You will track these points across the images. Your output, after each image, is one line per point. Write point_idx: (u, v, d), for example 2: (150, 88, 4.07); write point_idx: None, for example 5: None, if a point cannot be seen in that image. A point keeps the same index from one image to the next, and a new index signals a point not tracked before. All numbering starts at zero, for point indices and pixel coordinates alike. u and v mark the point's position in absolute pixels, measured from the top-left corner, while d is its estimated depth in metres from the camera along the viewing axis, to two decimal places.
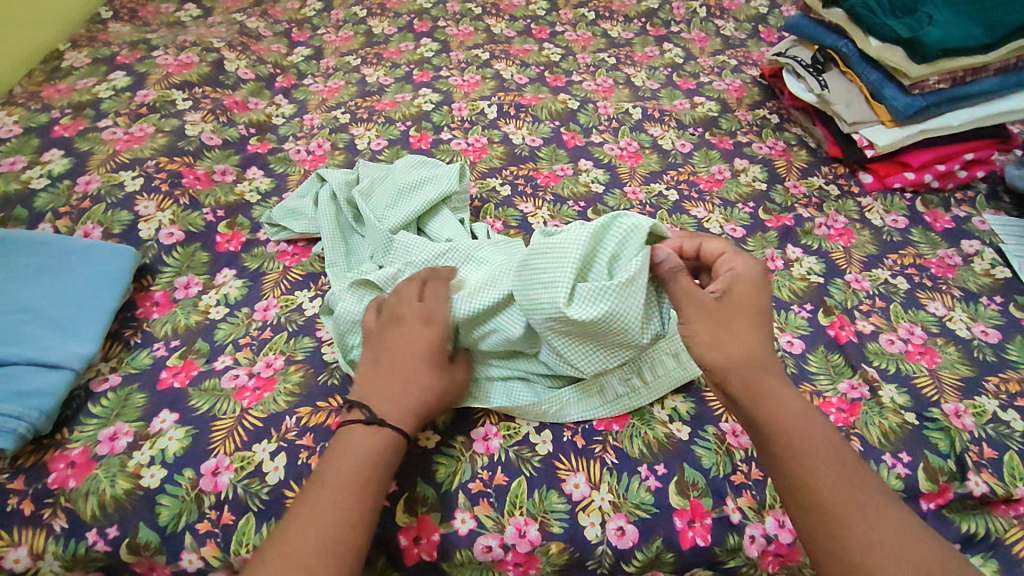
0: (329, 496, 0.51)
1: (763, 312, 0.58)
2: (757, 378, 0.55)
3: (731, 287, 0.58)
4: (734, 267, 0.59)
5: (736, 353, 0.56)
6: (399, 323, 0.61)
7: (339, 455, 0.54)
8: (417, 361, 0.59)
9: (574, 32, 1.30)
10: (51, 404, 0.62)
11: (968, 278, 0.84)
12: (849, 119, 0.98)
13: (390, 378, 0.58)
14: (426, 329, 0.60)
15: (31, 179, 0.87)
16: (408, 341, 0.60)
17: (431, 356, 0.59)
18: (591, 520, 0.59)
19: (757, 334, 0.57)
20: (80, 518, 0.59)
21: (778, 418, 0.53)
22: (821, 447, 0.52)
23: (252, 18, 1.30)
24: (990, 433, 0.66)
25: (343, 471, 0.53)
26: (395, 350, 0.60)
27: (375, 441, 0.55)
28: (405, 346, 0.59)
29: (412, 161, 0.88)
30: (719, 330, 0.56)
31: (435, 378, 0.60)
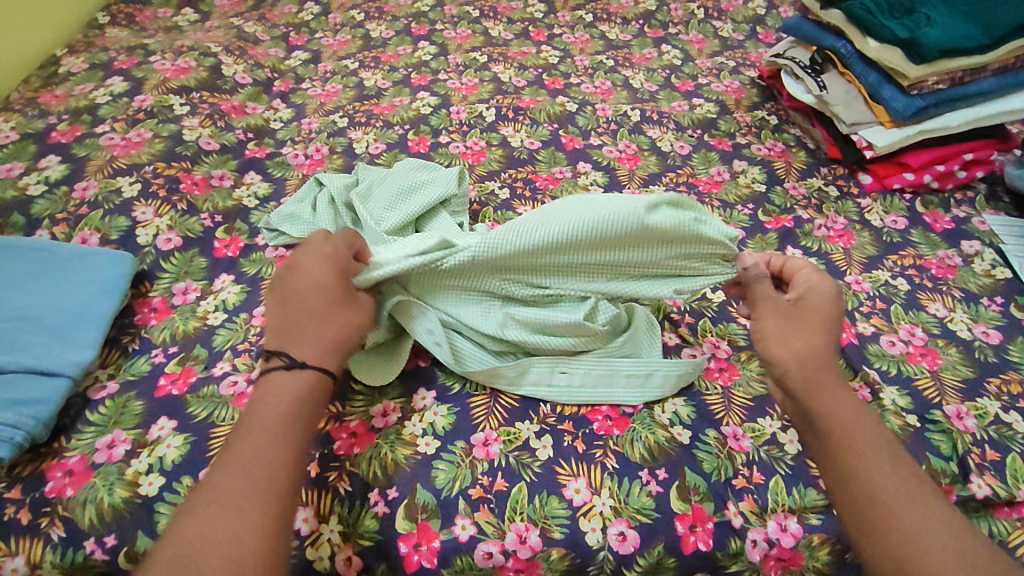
0: (256, 440, 0.51)
1: (835, 323, 0.60)
2: (819, 375, 0.56)
3: (803, 295, 0.60)
4: (810, 275, 0.62)
5: (802, 350, 0.58)
6: (300, 266, 0.61)
7: (264, 402, 0.54)
8: (327, 299, 0.59)
9: (571, 34, 1.30)
10: (48, 412, 0.62)
11: (969, 279, 0.84)
12: (848, 119, 0.98)
13: (307, 316, 0.58)
14: (326, 267, 0.61)
15: (28, 186, 0.87)
16: (315, 282, 0.60)
17: (333, 293, 0.60)
18: (592, 525, 0.58)
19: (826, 338, 0.58)
20: (78, 527, 0.58)
21: (837, 414, 0.54)
22: (874, 440, 0.52)
23: (249, 23, 1.30)
24: (992, 435, 0.66)
25: (270, 417, 0.53)
26: (303, 291, 0.59)
27: (299, 385, 0.55)
28: (306, 287, 0.59)
29: (410, 165, 0.88)
30: (787, 330, 0.59)
31: (348, 313, 0.60)
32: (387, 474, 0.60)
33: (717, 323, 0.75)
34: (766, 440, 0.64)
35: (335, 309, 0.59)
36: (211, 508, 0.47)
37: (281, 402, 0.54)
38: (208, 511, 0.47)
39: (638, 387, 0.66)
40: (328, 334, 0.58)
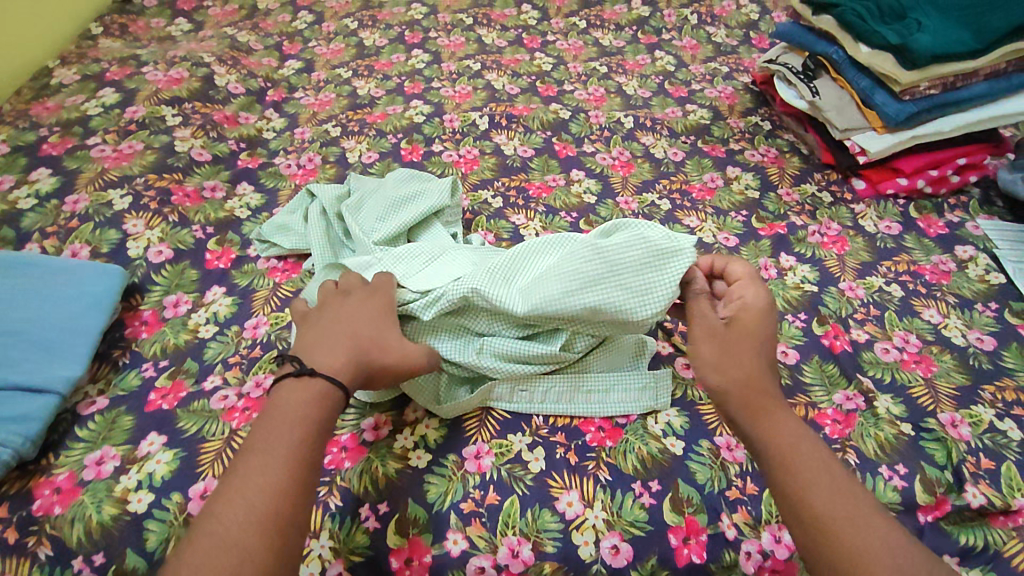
0: (260, 459, 0.49)
1: (768, 338, 0.58)
2: (756, 399, 0.55)
3: (740, 312, 0.58)
4: (747, 289, 0.60)
5: (739, 375, 0.56)
6: (349, 291, 0.63)
7: (270, 417, 0.52)
8: (370, 322, 0.60)
9: (565, 41, 1.30)
10: (36, 429, 0.61)
11: (963, 285, 0.84)
12: (840, 125, 0.98)
13: (346, 332, 0.59)
14: (375, 292, 0.62)
15: (18, 200, 0.87)
16: (363, 305, 0.62)
17: (364, 313, 0.60)
18: (584, 538, 0.58)
19: (759, 357, 0.57)
20: (66, 545, 0.58)
21: (776, 438, 0.53)
22: (814, 467, 0.51)
23: (242, 32, 1.30)
24: (987, 443, 0.66)
25: (275, 433, 0.51)
26: (347, 311, 0.61)
27: (305, 397, 0.53)
28: (342, 304, 0.61)
29: (402, 175, 0.88)
30: (722, 352, 0.57)
31: (387, 335, 0.60)
32: (378, 489, 0.60)
33: None
34: None
35: (375, 329, 0.60)
36: (211, 535, 0.45)
37: (285, 419, 0.52)
38: (213, 538, 0.45)
39: (631, 400, 0.66)
40: (360, 351, 0.58)
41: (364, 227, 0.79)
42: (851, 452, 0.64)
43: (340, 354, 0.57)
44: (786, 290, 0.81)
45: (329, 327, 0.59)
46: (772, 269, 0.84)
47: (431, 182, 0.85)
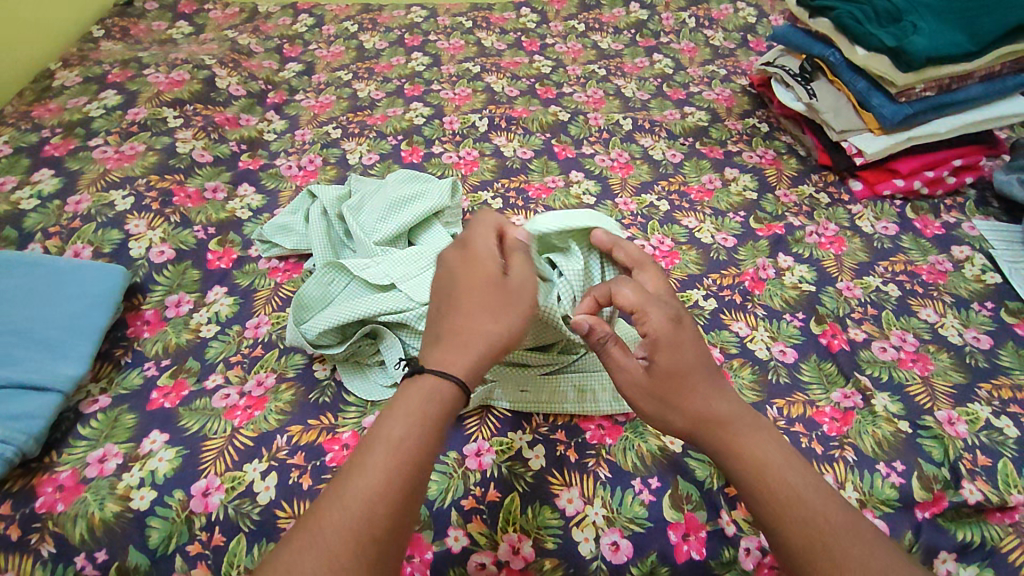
0: (374, 465, 0.47)
1: (693, 371, 0.55)
2: (717, 438, 0.54)
3: (655, 349, 0.55)
4: (644, 313, 0.55)
5: (686, 423, 0.54)
6: (454, 251, 0.60)
7: (393, 412, 0.50)
8: (487, 280, 0.56)
9: (564, 44, 1.31)
10: (39, 427, 0.62)
11: (959, 284, 0.84)
12: (838, 127, 0.99)
13: (466, 299, 0.55)
14: (472, 249, 0.59)
15: (21, 200, 0.87)
16: (474, 262, 0.58)
17: (480, 278, 0.56)
18: (585, 535, 0.58)
19: (705, 394, 0.55)
20: (69, 542, 0.58)
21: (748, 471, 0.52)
22: (786, 492, 0.51)
23: (243, 35, 1.30)
24: (983, 440, 0.66)
25: (391, 434, 0.49)
26: (461, 275, 0.57)
27: (422, 394, 0.51)
28: (455, 274, 0.58)
29: (402, 176, 0.88)
30: (661, 405, 0.54)
31: (509, 290, 0.56)
32: None
33: (710, 331, 0.76)
34: None
35: (492, 286, 0.56)
36: (328, 526, 0.44)
37: (403, 415, 0.50)
38: (314, 542, 0.43)
39: None
40: (480, 317, 0.54)
41: (366, 226, 0.80)
42: (848, 449, 0.65)
43: (463, 330, 0.54)
44: (784, 289, 0.82)
45: (447, 297, 0.56)
46: (770, 269, 0.85)
47: (432, 183, 0.85)
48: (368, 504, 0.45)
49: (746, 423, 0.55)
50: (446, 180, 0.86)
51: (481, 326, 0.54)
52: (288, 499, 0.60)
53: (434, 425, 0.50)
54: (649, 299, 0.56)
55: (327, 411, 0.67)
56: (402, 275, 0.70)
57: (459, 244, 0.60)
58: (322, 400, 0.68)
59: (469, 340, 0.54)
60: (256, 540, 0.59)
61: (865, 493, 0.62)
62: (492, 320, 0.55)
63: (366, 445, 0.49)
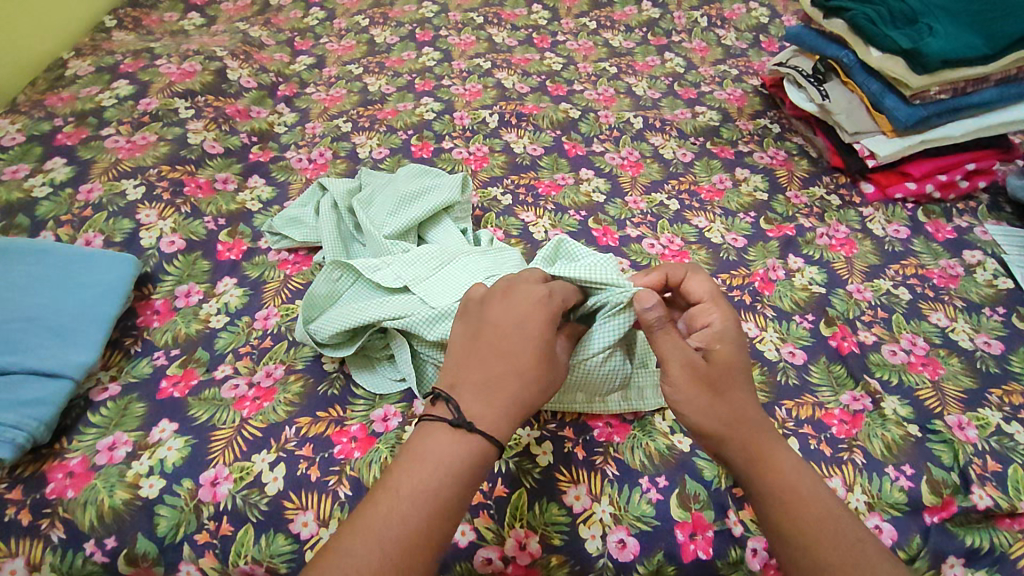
0: (410, 505, 0.47)
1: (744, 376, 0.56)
2: (755, 443, 0.54)
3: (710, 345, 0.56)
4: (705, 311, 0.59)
5: (730, 417, 0.54)
6: (515, 313, 0.56)
7: (438, 471, 0.49)
8: (544, 348, 0.54)
9: (576, 41, 1.30)
10: (50, 413, 0.62)
11: (971, 289, 0.84)
12: (850, 128, 0.99)
13: (515, 342, 0.54)
14: (538, 313, 0.55)
15: (33, 188, 0.87)
16: (534, 324, 0.55)
17: (545, 356, 0.54)
18: (592, 532, 0.58)
19: (747, 397, 0.56)
20: (78, 529, 0.59)
21: (784, 485, 0.52)
22: (810, 499, 0.52)
23: (255, 27, 1.30)
24: (994, 445, 0.66)
25: (433, 480, 0.49)
26: (519, 339, 0.54)
27: (472, 450, 0.50)
28: (519, 339, 0.54)
29: (414, 170, 0.87)
30: (711, 396, 0.54)
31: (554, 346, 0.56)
32: None
33: None
34: None
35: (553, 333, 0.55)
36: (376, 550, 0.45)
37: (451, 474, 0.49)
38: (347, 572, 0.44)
39: (639, 399, 0.66)
40: (534, 371, 0.54)
41: (376, 220, 0.80)
42: (857, 452, 0.65)
43: (510, 384, 0.53)
44: (793, 291, 0.82)
45: (506, 362, 0.54)
46: (780, 270, 0.84)
47: (442, 178, 0.85)
48: (399, 541, 0.46)
49: (775, 436, 0.55)
50: (454, 176, 0.85)
51: (535, 379, 0.54)
52: (296, 490, 0.60)
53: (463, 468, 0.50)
54: (723, 301, 0.59)
55: (336, 404, 0.67)
56: (413, 278, 0.69)
57: (527, 295, 0.57)
58: (331, 392, 0.68)
59: (507, 400, 0.52)
60: (263, 530, 0.59)
61: (874, 496, 0.62)
62: (539, 382, 0.54)
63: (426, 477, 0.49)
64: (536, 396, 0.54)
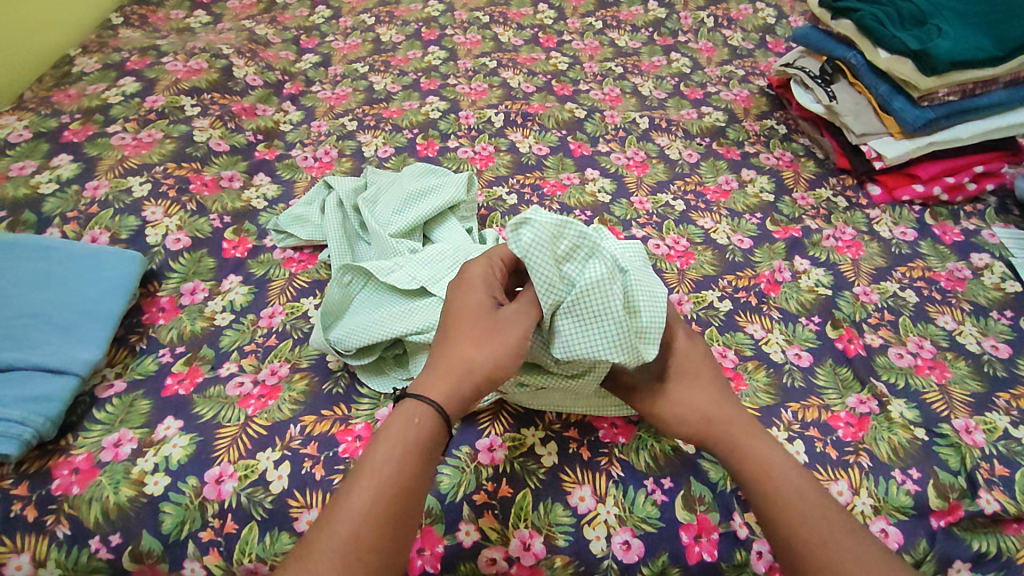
0: (379, 487, 0.50)
1: (710, 376, 0.61)
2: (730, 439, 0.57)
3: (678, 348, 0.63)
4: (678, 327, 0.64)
5: (701, 416, 0.59)
6: (456, 292, 0.60)
7: (390, 447, 0.52)
8: (473, 311, 0.58)
9: (581, 41, 1.30)
10: (56, 409, 0.62)
11: (978, 292, 0.83)
12: (857, 129, 0.97)
13: (466, 324, 0.57)
14: (467, 287, 0.60)
15: (40, 184, 0.88)
16: (463, 296, 0.59)
17: (474, 317, 0.58)
18: (596, 533, 0.58)
19: (715, 395, 0.60)
20: (83, 525, 0.59)
21: (762, 476, 0.55)
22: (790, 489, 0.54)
23: (261, 25, 1.30)
24: (1001, 450, 0.66)
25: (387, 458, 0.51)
26: (456, 314, 0.58)
27: (412, 416, 0.54)
28: (454, 315, 0.59)
29: (418, 169, 0.87)
30: (677, 395, 0.60)
31: (504, 315, 0.57)
32: None
33: (724, 332, 0.75)
34: None
35: (476, 298, 0.59)
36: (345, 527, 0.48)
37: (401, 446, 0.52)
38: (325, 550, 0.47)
39: None
40: (485, 344, 0.56)
41: (380, 219, 0.79)
42: (864, 455, 0.64)
43: (456, 363, 0.56)
44: (800, 293, 0.81)
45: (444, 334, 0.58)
46: (786, 271, 0.84)
47: (447, 177, 0.85)
48: (369, 521, 0.48)
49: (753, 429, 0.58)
50: (461, 176, 0.85)
51: (488, 350, 0.56)
52: (301, 489, 0.60)
53: (425, 450, 0.52)
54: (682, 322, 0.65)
55: (341, 403, 0.67)
56: (430, 278, 0.69)
57: (458, 278, 0.62)
58: (336, 391, 0.68)
59: (447, 366, 0.56)
60: (268, 528, 0.59)
61: (880, 499, 0.62)
62: (474, 341, 0.56)
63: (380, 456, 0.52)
64: (473, 355, 0.56)
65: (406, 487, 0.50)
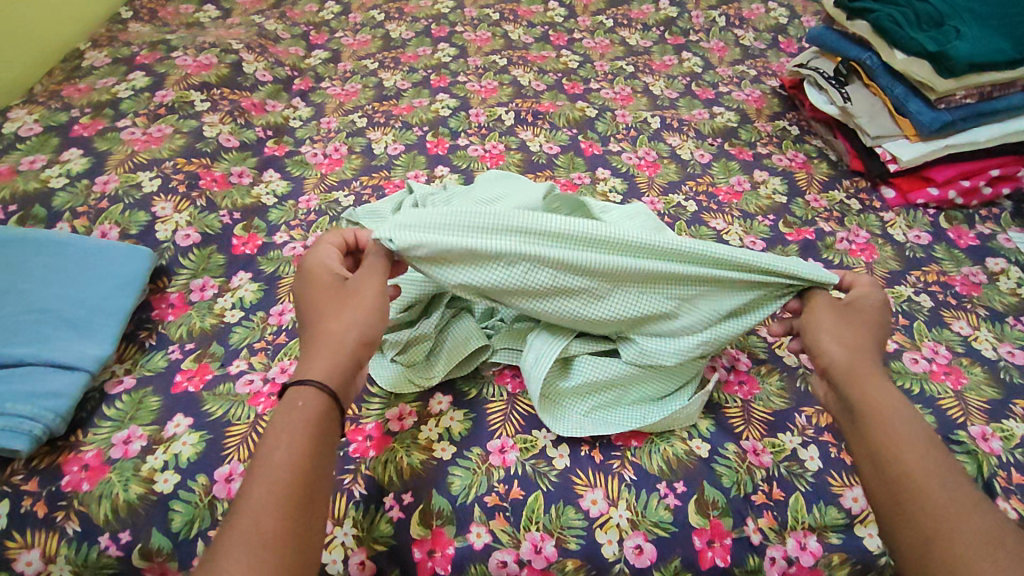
0: (275, 473, 0.47)
1: (879, 333, 0.61)
2: (869, 375, 0.56)
3: (854, 302, 0.62)
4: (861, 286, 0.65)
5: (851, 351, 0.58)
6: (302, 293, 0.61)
7: (272, 439, 0.49)
8: (324, 295, 0.59)
9: (592, 39, 1.29)
10: (66, 406, 0.62)
11: (994, 297, 0.83)
12: (872, 132, 0.96)
13: (320, 308, 0.58)
14: (312, 279, 0.60)
15: (49, 178, 0.87)
16: (312, 288, 0.60)
17: (326, 301, 0.58)
18: (608, 537, 0.58)
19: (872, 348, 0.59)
20: (93, 522, 0.58)
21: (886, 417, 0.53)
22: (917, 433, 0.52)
23: (270, 20, 1.30)
24: (1019, 458, 0.65)
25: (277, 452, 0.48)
26: (310, 308, 0.59)
27: (295, 404, 0.51)
28: (307, 309, 0.59)
29: (495, 175, 0.84)
30: (844, 330, 0.60)
31: (350, 286, 0.59)
32: (403, 480, 0.60)
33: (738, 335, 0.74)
34: (787, 456, 0.63)
35: (323, 289, 0.59)
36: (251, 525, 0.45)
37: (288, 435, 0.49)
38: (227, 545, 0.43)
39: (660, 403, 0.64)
40: (345, 314, 0.57)
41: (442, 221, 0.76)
42: None
43: (329, 338, 0.55)
44: None
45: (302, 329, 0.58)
46: None
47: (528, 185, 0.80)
48: (274, 504, 0.46)
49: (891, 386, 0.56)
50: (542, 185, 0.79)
51: (353, 318, 0.56)
52: None
53: (313, 431, 0.50)
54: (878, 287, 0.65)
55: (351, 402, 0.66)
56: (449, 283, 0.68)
57: (297, 276, 0.62)
58: None
59: (322, 346, 0.55)
60: None
61: None
62: (335, 317, 0.57)
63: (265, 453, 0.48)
64: (333, 329, 0.56)
65: (301, 466, 0.48)
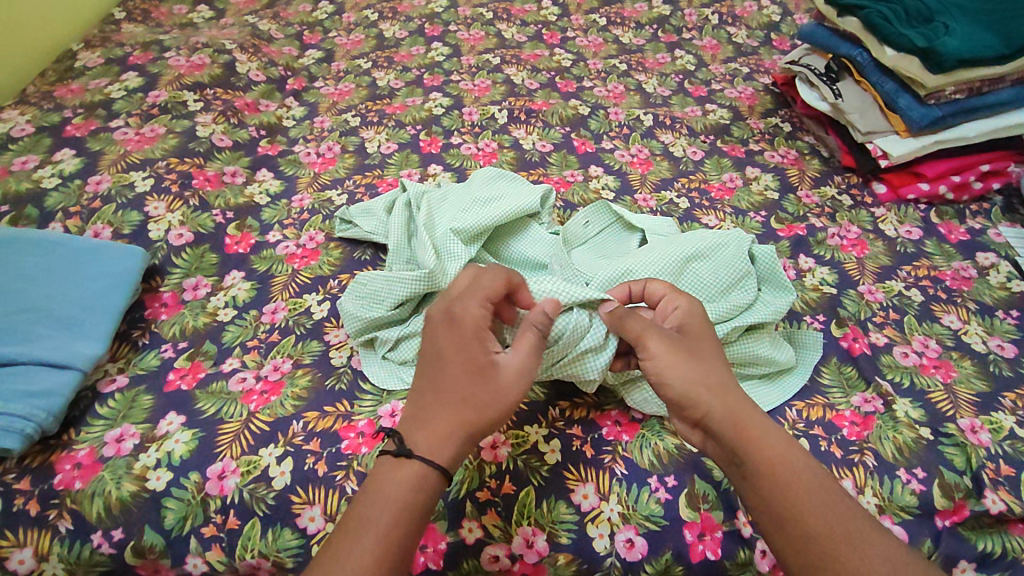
0: (376, 556, 0.48)
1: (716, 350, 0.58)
2: (737, 412, 0.54)
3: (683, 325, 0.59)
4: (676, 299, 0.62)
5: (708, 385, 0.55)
6: (442, 335, 0.56)
7: (374, 500, 0.50)
8: (468, 357, 0.54)
9: (585, 37, 1.30)
10: (58, 405, 0.62)
11: (984, 291, 0.83)
12: (862, 128, 0.97)
13: (460, 376, 0.54)
14: (457, 330, 0.55)
15: (42, 179, 0.87)
16: (455, 337, 0.55)
17: (470, 366, 0.54)
18: (599, 531, 0.58)
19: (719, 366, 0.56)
20: (85, 520, 0.59)
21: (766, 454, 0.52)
22: (799, 475, 0.51)
23: (263, 20, 1.30)
24: (1007, 450, 0.65)
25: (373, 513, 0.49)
26: (452, 367, 0.54)
27: (408, 475, 0.51)
28: (446, 363, 0.55)
29: (489, 173, 0.84)
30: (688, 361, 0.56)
31: (498, 365, 0.54)
32: None
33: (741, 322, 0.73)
34: None
35: (468, 350, 0.55)
36: None
37: (385, 501, 0.50)
38: None
39: None
40: (484, 397, 0.53)
41: (442, 218, 0.77)
42: (868, 454, 0.64)
43: (457, 415, 0.53)
44: (804, 290, 0.81)
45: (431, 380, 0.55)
46: (791, 269, 0.84)
47: (523, 188, 0.81)
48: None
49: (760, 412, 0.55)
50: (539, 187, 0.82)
51: (485, 404, 0.53)
52: (303, 485, 0.60)
53: (409, 505, 0.50)
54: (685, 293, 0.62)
55: (343, 399, 0.67)
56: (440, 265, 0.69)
57: (442, 310, 0.57)
58: (339, 387, 0.68)
59: (453, 424, 0.53)
60: (270, 524, 0.59)
61: (884, 498, 0.61)
62: (479, 395, 0.53)
63: (362, 511, 0.50)
64: (472, 409, 0.53)
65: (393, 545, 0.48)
